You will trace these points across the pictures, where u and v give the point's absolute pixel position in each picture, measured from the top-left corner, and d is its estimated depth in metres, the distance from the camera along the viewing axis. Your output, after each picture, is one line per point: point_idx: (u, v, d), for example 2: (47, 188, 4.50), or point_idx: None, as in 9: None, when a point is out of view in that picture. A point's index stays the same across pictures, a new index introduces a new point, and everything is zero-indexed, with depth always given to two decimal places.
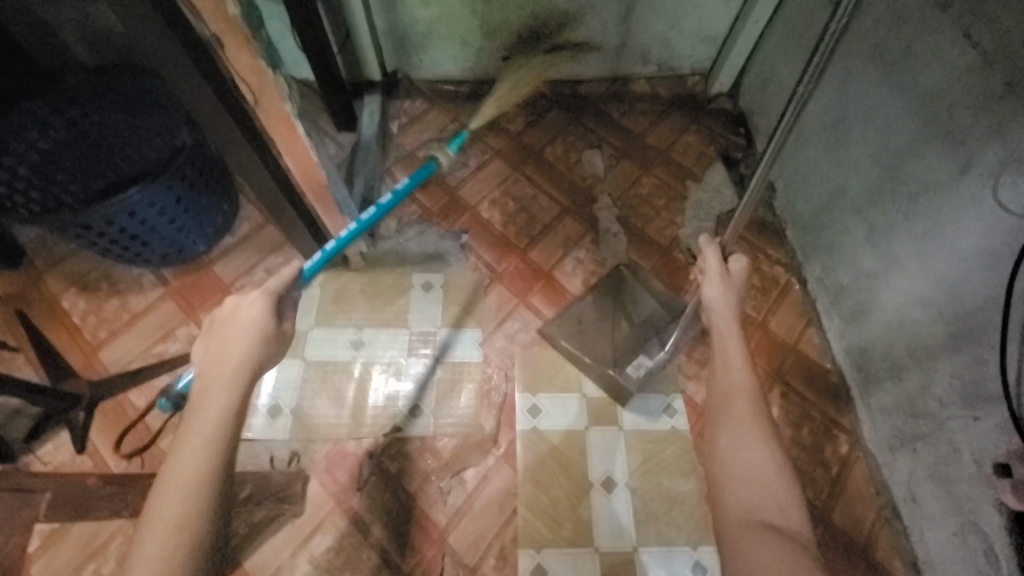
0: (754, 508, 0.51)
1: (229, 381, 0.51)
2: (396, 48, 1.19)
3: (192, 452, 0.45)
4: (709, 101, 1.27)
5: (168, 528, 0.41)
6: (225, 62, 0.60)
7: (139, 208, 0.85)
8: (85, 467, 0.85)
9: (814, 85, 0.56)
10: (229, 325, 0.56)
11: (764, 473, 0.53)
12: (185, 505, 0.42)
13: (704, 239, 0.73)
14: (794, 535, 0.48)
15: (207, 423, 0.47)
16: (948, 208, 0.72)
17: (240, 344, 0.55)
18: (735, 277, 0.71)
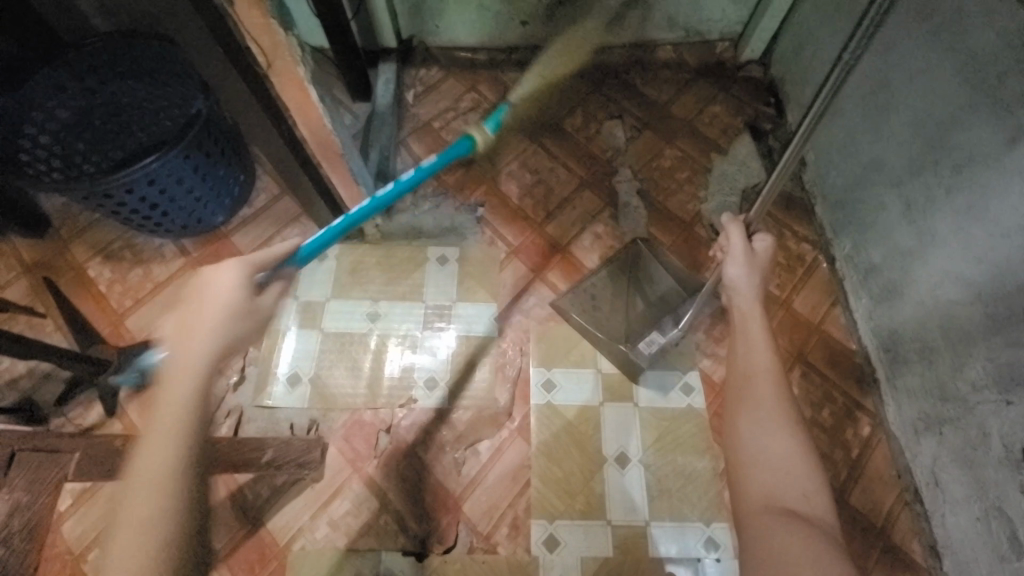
0: (777, 493, 0.50)
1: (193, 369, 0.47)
2: (411, 12, 1.15)
3: (145, 484, 0.41)
4: (739, 68, 1.21)
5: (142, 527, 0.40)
6: (237, 23, 0.57)
7: (159, 177, 0.85)
8: (115, 429, 0.88)
9: (861, 54, 0.51)
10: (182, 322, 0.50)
11: (790, 458, 0.52)
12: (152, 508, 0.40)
13: (727, 217, 0.71)
14: (816, 521, 0.47)
15: (152, 478, 0.41)
16: (994, 181, 0.68)
17: (208, 328, 0.50)
18: (759, 256, 0.69)
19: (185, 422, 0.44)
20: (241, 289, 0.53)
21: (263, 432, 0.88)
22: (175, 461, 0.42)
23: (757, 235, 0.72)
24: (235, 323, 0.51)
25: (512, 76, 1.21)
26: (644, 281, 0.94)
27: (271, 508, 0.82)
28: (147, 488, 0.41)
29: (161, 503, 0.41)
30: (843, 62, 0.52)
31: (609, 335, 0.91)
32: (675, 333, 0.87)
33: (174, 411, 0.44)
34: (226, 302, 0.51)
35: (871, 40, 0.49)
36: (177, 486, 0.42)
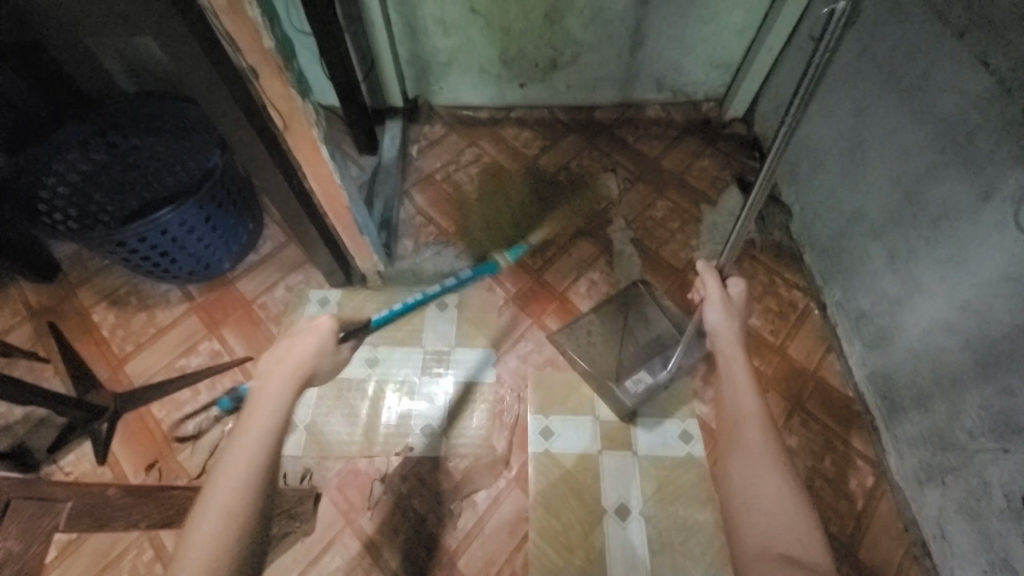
0: (771, 538, 0.50)
1: (279, 391, 0.53)
2: (417, 75, 1.24)
3: (236, 471, 0.45)
4: (724, 126, 1.29)
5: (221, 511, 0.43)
6: (259, 90, 0.63)
7: (171, 227, 0.89)
8: (105, 477, 0.87)
9: (801, 118, 0.52)
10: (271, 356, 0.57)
11: (782, 500, 0.52)
12: (234, 494, 0.44)
13: (702, 264, 0.71)
14: (813, 567, 0.47)
15: (249, 458, 0.46)
16: (969, 233, 0.71)
17: (289, 368, 0.55)
18: (736, 302, 0.70)
19: (273, 435, 0.49)
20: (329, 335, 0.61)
21: None
22: (272, 451, 0.48)
23: (731, 278, 0.73)
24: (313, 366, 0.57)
25: (511, 132, 1.29)
26: (637, 323, 0.96)
27: None
28: (245, 468, 0.45)
29: (247, 504, 0.44)
30: (785, 126, 0.53)
31: (596, 371, 0.92)
32: (661, 373, 0.88)
33: (272, 407, 0.51)
34: (318, 342, 0.59)
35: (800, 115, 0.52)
36: (257, 500, 0.45)
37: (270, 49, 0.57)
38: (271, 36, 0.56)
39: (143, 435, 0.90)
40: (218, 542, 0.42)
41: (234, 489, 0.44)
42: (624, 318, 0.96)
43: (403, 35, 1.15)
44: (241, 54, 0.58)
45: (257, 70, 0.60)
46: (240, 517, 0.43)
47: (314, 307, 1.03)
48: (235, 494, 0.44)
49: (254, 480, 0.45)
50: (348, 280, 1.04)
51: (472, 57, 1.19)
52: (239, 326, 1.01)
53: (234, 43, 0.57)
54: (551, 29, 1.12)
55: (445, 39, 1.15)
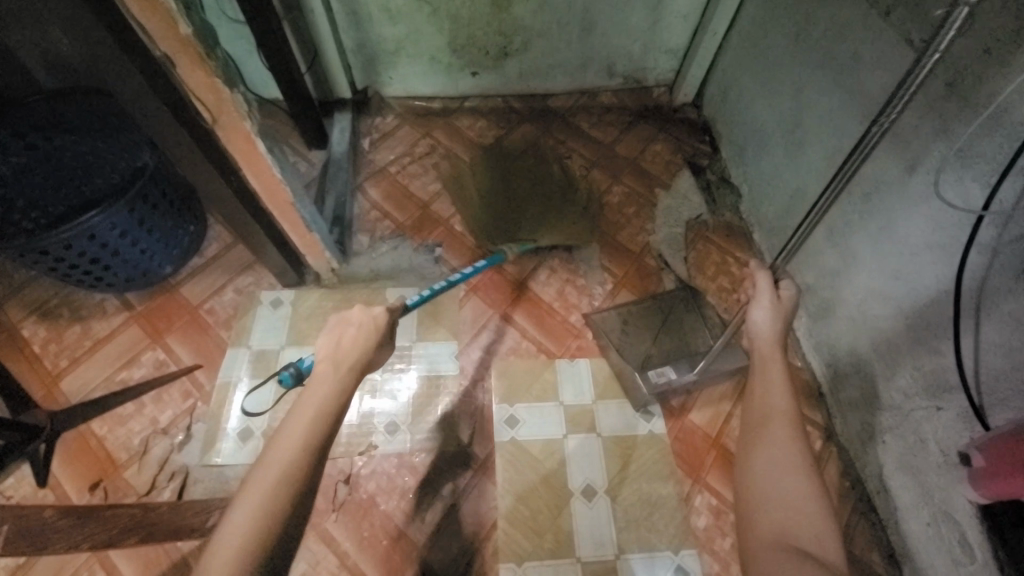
0: (786, 534, 0.50)
1: (336, 381, 0.52)
2: (365, 65, 1.20)
3: (291, 445, 0.44)
4: (675, 111, 1.31)
5: (276, 477, 0.42)
6: (181, 81, 0.59)
7: (101, 231, 0.83)
8: (45, 501, 0.81)
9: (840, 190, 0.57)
10: (331, 341, 0.56)
11: (801, 500, 0.52)
12: (290, 462, 0.43)
13: (755, 262, 0.73)
14: (828, 563, 0.46)
15: (294, 448, 0.44)
16: (900, 204, 0.75)
17: (344, 355, 0.55)
18: (786, 303, 0.70)
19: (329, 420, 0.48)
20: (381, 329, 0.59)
21: (211, 492, 0.83)
22: (331, 426, 0.48)
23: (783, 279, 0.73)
24: (368, 356, 0.56)
25: (465, 122, 1.27)
26: (673, 327, 0.97)
27: None
28: (302, 436, 0.45)
29: (297, 471, 0.43)
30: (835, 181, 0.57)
31: (626, 359, 0.93)
32: (687, 375, 0.88)
33: (328, 400, 0.49)
34: (374, 333, 0.58)
35: (904, 108, 0.48)
36: (306, 474, 0.43)
37: (189, 36, 0.53)
38: (189, 21, 0.52)
39: (83, 455, 0.85)
40: (267, 505, 0.41)
41: (289, 459, 0.43)
42: (662, 319, 0.97)
43: (347, 22, 1.11)
44: (159, 44, 0.54)
45: (173, 58, 0.55)
46: (284, 499, 0.41)
47: (266, 309, 0.99)
48: (272, 491, 0.41)
49: (309, 446, 0.45)
50: (301, 279, 1.00)
51: (420, 45, 1.16)
52: (185, 333, 0.96)
53: (148, 33, 0.53)
54: (499, 16, 1.11)
55: (391, 27, 1.12)
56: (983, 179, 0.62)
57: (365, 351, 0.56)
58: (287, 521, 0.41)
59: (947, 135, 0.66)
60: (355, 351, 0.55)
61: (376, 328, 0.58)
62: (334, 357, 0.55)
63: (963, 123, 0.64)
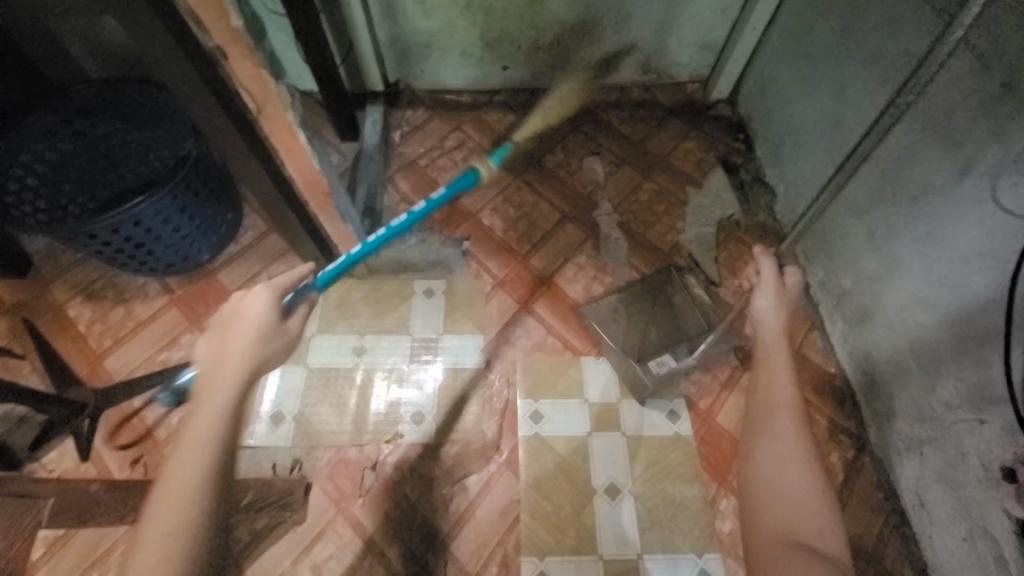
0: (790, 526, 0.50)
1: (229, 382, 0.47)
2: (397, 58, 1.21)
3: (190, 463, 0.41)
4: (709, 108, 1.28)
5: (179, 501, 0.39)
6: (228, 73, 0.59)
7: (145, 217, 0.86)
8: (90, 474, 0.86)
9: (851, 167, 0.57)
10: (219, 344, 0.51)
11: (806, 494, 0.52)
12: (190, 481, 0.40)
13: (760, 249, 0.74)
14: (833, 558, 0.47)
15: (191, 471, 0.41)
16: (949, 209, 0.72)
17: (240, 351, 0.51)
18: (790, 290, 0.72)
19: (226, 430, 0.44)
20: (267, 315, 0.55)
21: (243, 473, 0.85)
22: (231, 433, 0.44)
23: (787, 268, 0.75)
24: (265, 349, 0.52)
25: (494, 116, 1.27)
26: (661, 314, 0.97)
27: (250, 554, 0.79)
28: (199, 452, 0.42)
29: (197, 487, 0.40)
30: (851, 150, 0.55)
31: (620, 348, 0.93)
32: (687, 360, 0.86)
33: (214, 430, 0.43)
34: (260, 325, 0.53)
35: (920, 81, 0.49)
36: (213, 488, 0.41)
37: (239, 29, 0.54)
38: (239, 14, 0.53)
39: (125, 431, 0.88)
40: (178, 526, 0.39)
41: (189, 478, 0.40)
42: (650, 306, 0.97)
43: (382, 15, 1.12)
44: (207, 37, 0.55)
45: (225, 50, 0.56)
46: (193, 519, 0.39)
47: None
48: (177, 514, 0.39)
49: (206, 464, 0.41)
50: None
51: (453, 38, 1.16)
52: None
53: (198, 25, 0.54)
54: (533, 10, 1.10)
55: (425, 20, 1.12)
56: None
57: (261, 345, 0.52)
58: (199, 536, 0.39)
59: (1003, 138, 0.63)
60: (249, 344, 0.51)
61: (262, 319, 0.54)
62: (223, 360, 0.49)
63: (1021, 125, 0.61)
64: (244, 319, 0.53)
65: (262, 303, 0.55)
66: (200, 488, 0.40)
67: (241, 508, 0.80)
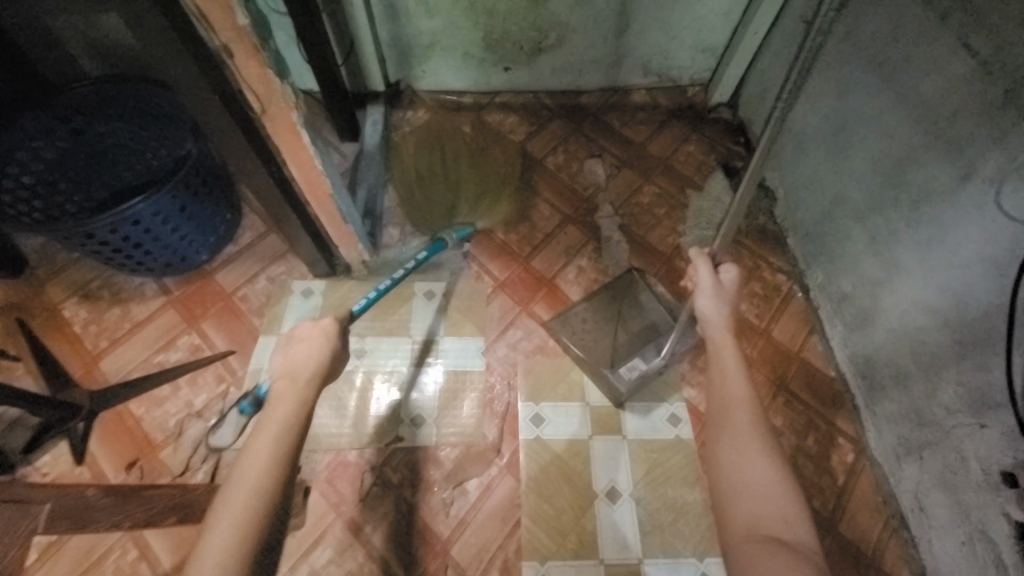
0: (758, 521, 0.51)
1: (297, 392, 0.54)
2: (399, 58, 1.21)
3: (262, 455, 0.47)
4: (709, 111, 1.28)
5: (254, 486, 0.45)
6: (234, 72, 0.59)
7: (143, 217, 0.85)
8: (84, 477, 0.84)
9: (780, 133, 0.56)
10: (291, 355, 0.58)
11: (769, 486, 0.53)
12: (263, 471, 0.46)
13: (693, 251, 0.71)
14: (799, 546, 0.48)
15: (264, 462, 0.46)
16: (950, 214, 0.72)
17: (305, 365, 0.57)
18: (727, 288, 0.69)
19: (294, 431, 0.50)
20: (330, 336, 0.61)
21: None
22: (297, 434, 0.50)
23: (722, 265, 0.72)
24: (327, 365, 0.59)
25: (496, 118, 1.26)
26: (631, 310, 0.96)
27: None
28: (270, 448, 0.48)
29: (269, 478, 0.46)
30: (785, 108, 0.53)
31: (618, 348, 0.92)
32: (655, 361, 0.87)
33: (283, 433, 0.49)
34: (324, 344, 0.60)
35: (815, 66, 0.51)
36: (281, 478, 0.46)
37: (245, 28, 0.53)
38: (245, 12, 0.53)
39: (121, 433, 0.87)
40: (247, 508, 0.44)
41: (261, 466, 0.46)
42: (618, 305, 0.96)
43: (384, 15, 1.11)
44: (214, 37, 0.55)
45: (231, 49, 0.56)
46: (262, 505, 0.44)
47: (298, 298, 1.00)
48: (250, 498, 0.44)
49: (276, 457, 0.47)
50: (332, 270, 1.01)
51: (455, 39, 1.16)
52: (218, 319, 0.98)
53: (203, 24, 0.53)
54: (536, 11, 1.10)
55: (427, 20, 1.12)
56: None
57: (323, 361, 0.58)
58: (267, 522, 0.44)
59: (1005, 143, 0.64)
60: (313, 361, 0.58)
61: (325, 339, 0.61)
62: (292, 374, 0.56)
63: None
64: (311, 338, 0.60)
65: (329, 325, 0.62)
66: (269, 477, 0.46)
67: None
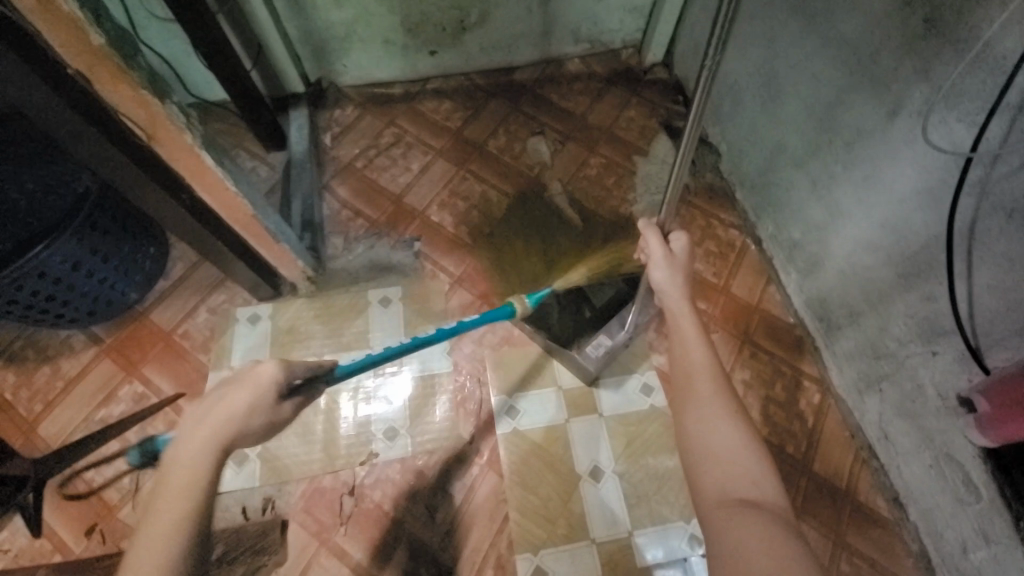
0: (727, 486, 0.51)
1: (210, 444, 0.46)
2: (315, 55, 1.13)
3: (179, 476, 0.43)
4: (645, 72, 1.26)
5: (176, 497, 0.42)
6: (104, 98, 0.52)
7: (51, 267, 0.78)
8: (39, 552, 0.79)
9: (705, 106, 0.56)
10: (214, 397, 0.49)
11: (735, 451, 0.53)
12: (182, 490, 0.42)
13: (642, 222, 0.70)
14: (767, 506, 0.48)
15: (184, 476, 0.43)
16: (884, 151, 0.73)
17: (226, 420, 0.47)
18: (679, 257, 0.68)
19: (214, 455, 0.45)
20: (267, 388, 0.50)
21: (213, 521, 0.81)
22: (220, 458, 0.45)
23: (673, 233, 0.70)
24: (254, 421, 0.49)
25: (429, 106, 1.20)
26: None
27: None
28: (189, 466, 0.44)
29: (193, 485, 0.43)
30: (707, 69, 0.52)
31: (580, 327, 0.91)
32: (619, 336, 0.87)
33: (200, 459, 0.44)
34: (254, 400, 0.49)
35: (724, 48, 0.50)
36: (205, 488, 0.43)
37: (103, 48, 0.47)
38: (99, 30, 0.46)
39: (72, 498, 0.81)
40: (172, 513, 0.41)
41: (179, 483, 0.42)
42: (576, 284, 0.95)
43: (289, 10, 1.03)
44: (66, 58, 0.48)
45: (91, 75, 0.50)
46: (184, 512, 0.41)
47: (244, 326, 0.94)
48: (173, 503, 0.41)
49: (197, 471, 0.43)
50: (277, 291, 0.96)
51: (371, 27, 1.09)
52: (161, 362, 0.91)
53: (52, 45, 0.47)
54: None
55: (337, 10, 1.04)
56: (969, 118, 0.60)
57: (243, 419, 0.48)
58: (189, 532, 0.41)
59: (929, 75, 0.64)
60: (231, 417, 0.47)
61: (258, 391, 0.49)
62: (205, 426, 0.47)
63: (945, 61, 0.62)
64: (240, 386, 0.49)
65: (266, 375, 0.51)
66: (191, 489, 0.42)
67: (213, 562, 0.77)
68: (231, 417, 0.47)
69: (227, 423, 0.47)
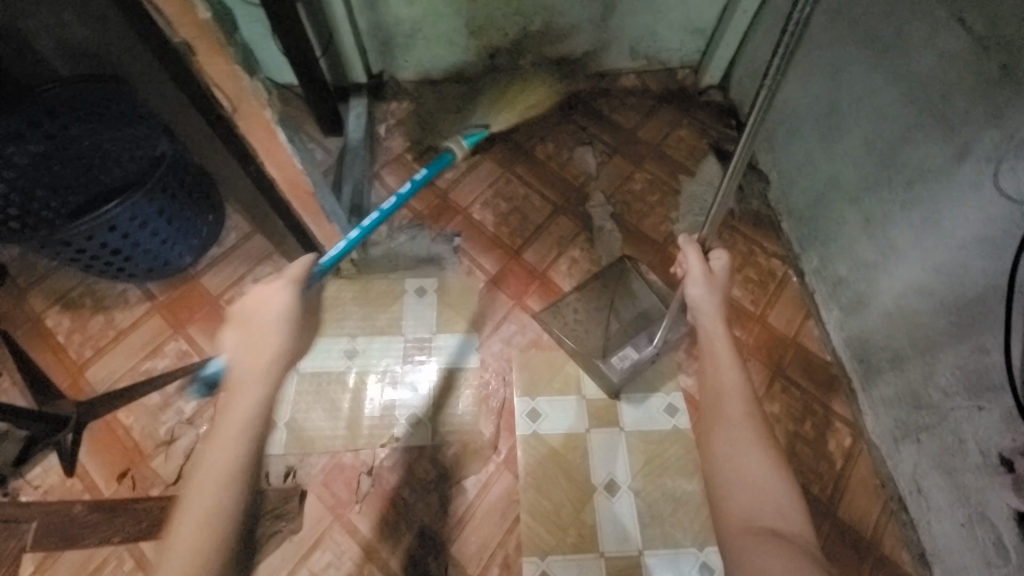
0: (753, 513, 0.50)
1: (260, 374, 0.49)
2: (381, 48, 1.17)
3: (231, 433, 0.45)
4: (699, 94, 1.26)
5: (219, 476, 0.42)
6: (196, 68, 0.56)
7: (120, 222, 0.83)
8: (75, 490, 0.83)
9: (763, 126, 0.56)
10: (246, 327, 0.53)
11: (764, 478, 0.52)
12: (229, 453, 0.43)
13: (682, 238, 0.71)
14: (794, 540, 0.47)
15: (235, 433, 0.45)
16: (946, 194, 0.71)
17: (267, 347, 0.51)
18: (718, 276, 0.68)
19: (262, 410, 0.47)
20: (288, 314, 0.54)
21: None
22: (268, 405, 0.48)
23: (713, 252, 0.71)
24: (291, 344, 0.53)
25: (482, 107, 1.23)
26: (624, 300, 0.95)
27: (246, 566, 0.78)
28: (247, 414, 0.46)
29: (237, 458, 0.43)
30: (765, 87, 0.52)
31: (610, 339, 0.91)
32: (647, 351, 0.85)
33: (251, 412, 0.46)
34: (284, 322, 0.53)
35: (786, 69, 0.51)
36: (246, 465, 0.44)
37: (206, 22, 0.51)
38: (206, 5, 0.50)
39: (110, 442, 0.86)
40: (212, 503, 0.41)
41: (227, 447, 0.44)
42: (610, 296, 0.95)
43: (363, 3, 1.07)
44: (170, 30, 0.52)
45: (193, 45, 0.53)
46: (228, 498, 0.42)
47: None
48: (215, 491, 0.42)
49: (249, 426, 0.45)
50: None
51: (437, 26, 1.12)
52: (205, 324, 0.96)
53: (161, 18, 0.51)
54: None
55: (407, 8, 1.08)
56: None
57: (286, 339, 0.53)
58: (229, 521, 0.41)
59: (1002, 121, 0.62)
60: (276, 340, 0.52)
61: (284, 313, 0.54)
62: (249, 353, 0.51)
63: (1020, 108, 0.60)
64: (264, 315, 0.53)
65: (283, 300, 0.55)
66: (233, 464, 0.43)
67: None
68: (270, 347, 0.51)
69: (269, 353, 0.51)
